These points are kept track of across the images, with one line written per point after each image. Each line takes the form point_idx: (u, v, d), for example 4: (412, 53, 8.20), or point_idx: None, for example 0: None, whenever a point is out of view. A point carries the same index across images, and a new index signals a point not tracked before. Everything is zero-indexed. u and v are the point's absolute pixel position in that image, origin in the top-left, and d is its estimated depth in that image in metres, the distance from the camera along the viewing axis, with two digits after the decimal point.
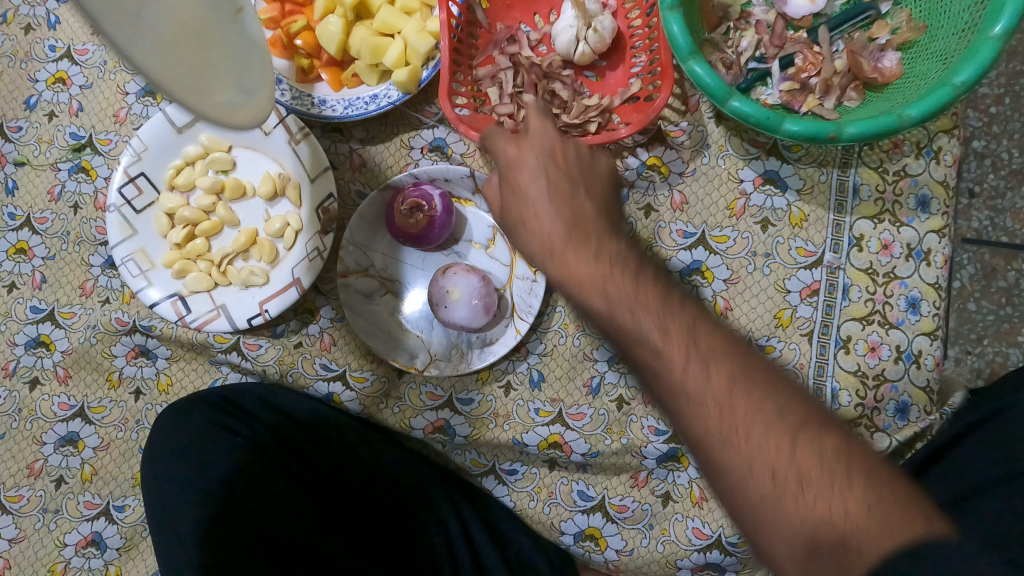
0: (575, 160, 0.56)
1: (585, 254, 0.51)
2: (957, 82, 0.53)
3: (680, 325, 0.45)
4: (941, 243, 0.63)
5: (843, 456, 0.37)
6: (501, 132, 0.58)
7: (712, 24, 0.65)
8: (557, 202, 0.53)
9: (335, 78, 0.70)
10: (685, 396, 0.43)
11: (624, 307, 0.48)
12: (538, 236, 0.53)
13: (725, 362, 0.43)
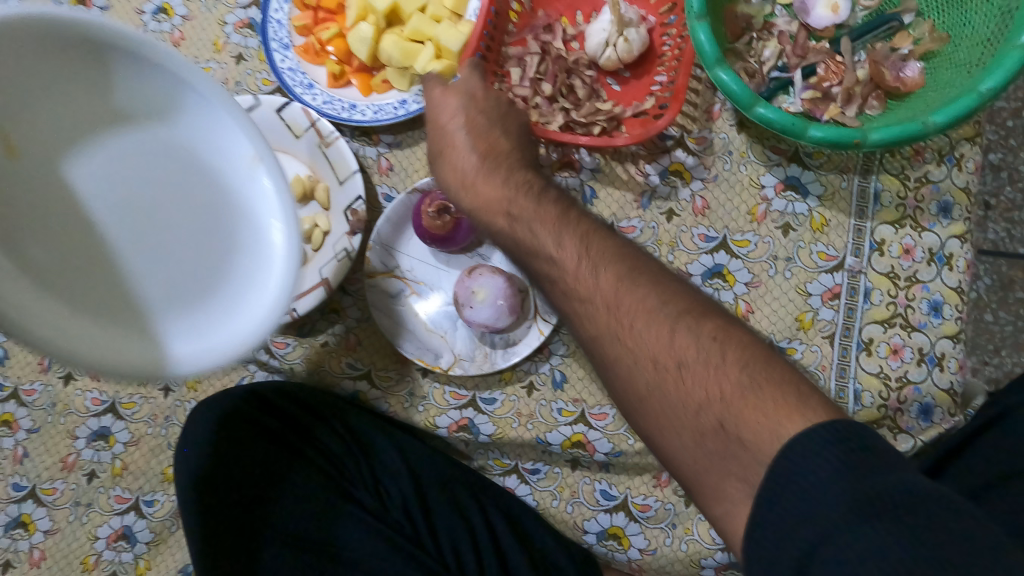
0: (493, 104, 0.61)
1: (496, 181, 0.57)
2: (983, 90, 0.53)
3: (586, 245, 0.51)
4: (963, 248, 0.64)
5: (715, 333, 0.43)
6: (433, 77, 0.62)
7: (736, 34, 0.66)
8: (474, 138, 0.59)
9: (365, 83, 0.73)
10: (583, 301, 0.49)
11: (525, 223, 0.54)
12: (454, 170, 0.59)
13: (613, 267, 0.49)
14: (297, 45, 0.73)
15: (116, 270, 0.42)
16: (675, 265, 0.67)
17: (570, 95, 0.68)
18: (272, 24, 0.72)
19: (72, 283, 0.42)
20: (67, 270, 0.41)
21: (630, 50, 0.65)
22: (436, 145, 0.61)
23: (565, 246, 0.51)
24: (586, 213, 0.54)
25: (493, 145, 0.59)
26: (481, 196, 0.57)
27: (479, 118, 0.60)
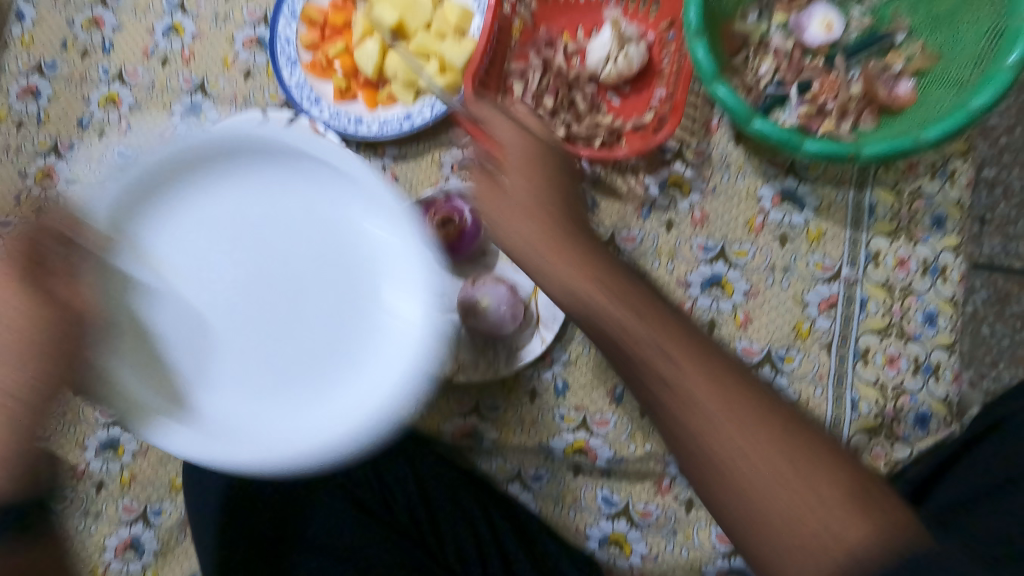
0: (563, 164, 0.56)
1: (579, 261, 0.51)
2: (974, 106, 0.55)
3: (674, 332, 0.48)
4: (957, 260, 0.65)
5: (810, 446, 0.44)
6: (496, 121, 0.57)
7: (733, 50, 0.68)
8: (550, 206, 0.53)
9: (370, 97, 0.74)
10: (689, 406, 0.45)
11: (632, 316, 0.48)
12: (519, 232, 0.52)
13: (715, 368, 0.47)
14: (305, 61, 0.75)
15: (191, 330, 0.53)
16: (675, 276, 0.68)
17: (572, 109, 0.70)
18: (281, 40, 0.75)
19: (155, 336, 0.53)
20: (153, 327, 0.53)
21: (630, 65, 0.68)
22: (485, 186, 0.54)
23: (658, 336, 0.47)
24: (638, 284, 0.52)
25: (565, 207, 0.54)
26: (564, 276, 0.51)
27: (539, 164, 0.55)
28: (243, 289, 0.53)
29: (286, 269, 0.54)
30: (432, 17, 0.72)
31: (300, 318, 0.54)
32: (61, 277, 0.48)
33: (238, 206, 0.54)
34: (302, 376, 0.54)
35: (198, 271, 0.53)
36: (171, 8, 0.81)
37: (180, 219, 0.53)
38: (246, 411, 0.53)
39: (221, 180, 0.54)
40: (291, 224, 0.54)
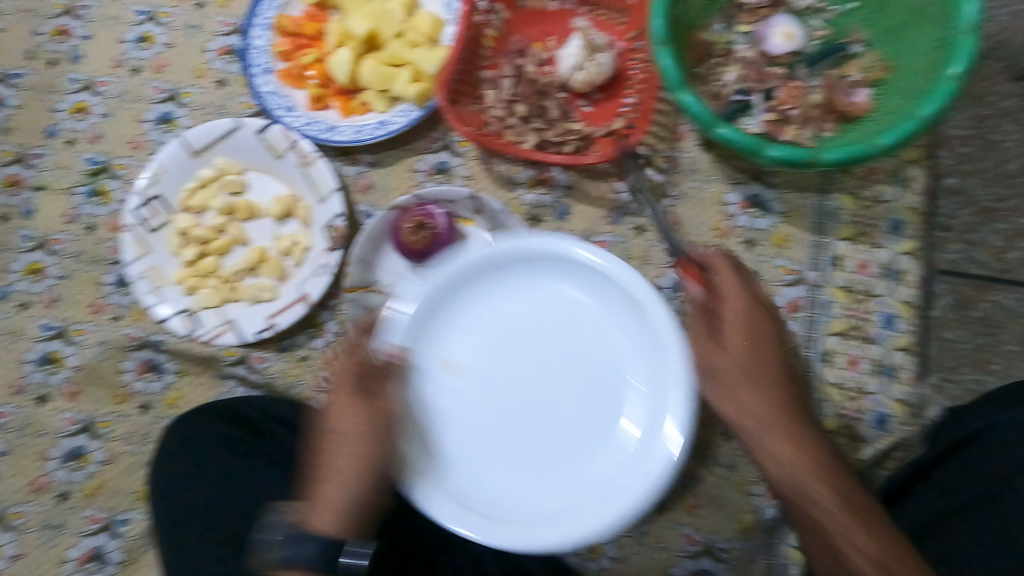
0: (771, 322, 0.60)
1: (769, 403, 0.58)
2: (924, 114, 0.58)
3: (808, 449, 0.56)
4: (915, 264, 0.67)
5: (893, 550, 0.50)
6: (722, 270, 0.61)
7: (699, 59, 0.70)
8: (755, 360, 0.58)
9: (344, 105, 0.75)
10: (808, 500, 0.54)
11: (766, 431, 0.57)
12: (729, 384, 0.59)
13: (840, 483, 0.54)
14: (279, 69, 0.76)
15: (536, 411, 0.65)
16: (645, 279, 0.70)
17: (543, 116, 0.71)
18: (254, 50, 0.75)
19: (511, 415, 0.65)
20: (520, 416, 0.65)
21: (598, 73, 0.69)
22: (697, 334, 0.61)
23: (794, 464, 0.55)
24: (797, 395, 0.59)
25: (761, 348, 0.59)
26: (743, 405, 0.58)
27: (757, 324, 0.59)
28: (518, 381, 0.66)
29: (564, 349, 0.66)
30: (404, 27, 0.73)
31: (562, 400, 0.65)
32: (376, 383, 0.64)
33: (501, 292, 0.67)
34: (585, 450, 0.64)
35: (488, 370, 0.66)
36: (142, 18, 0.81)
37: (492, 330, 0.67)
38: (520, 483, 0.64)
39: (495, 289, 0.67)
40: (563, 318, 0.66)
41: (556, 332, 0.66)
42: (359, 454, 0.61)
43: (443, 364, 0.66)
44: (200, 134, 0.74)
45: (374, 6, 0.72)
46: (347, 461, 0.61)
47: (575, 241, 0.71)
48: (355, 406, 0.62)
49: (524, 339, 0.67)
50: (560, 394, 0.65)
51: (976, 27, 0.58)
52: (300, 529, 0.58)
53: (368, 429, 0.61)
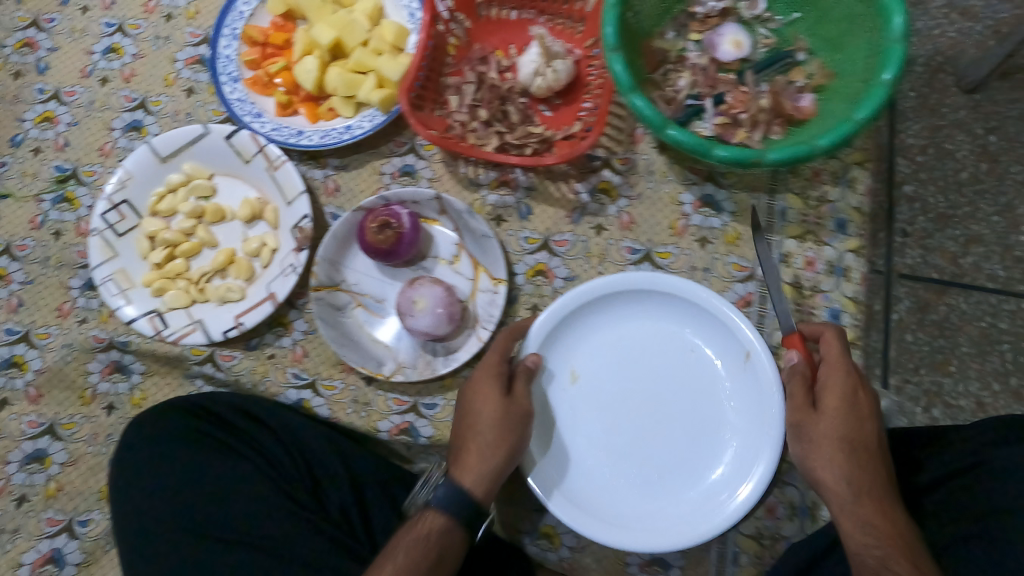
0: (869, 400, 0.58)
1: (861, 478, 0.57)
2: (859, 117, 0.62)
3: (897, 525, 0.55)
4: (859, 262, 0.70)
5: None
6: (832, 342, 0.60)
7: (654, 65, 0.75)
8: (850, 433, 0.57)
9: (311, 111, 0.77)
10: (887, 570, 0.53)
11: (854, 504, 0.56)
12: (818, 450, 0.58)
13: (918, 568, 0.53)
14: (246, 77, 0.78)
15: (627, 422, 0.66)
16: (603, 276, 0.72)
17: (504, 121, 0.73)
18: (222, 59, 0.78)
19: (611, 424, 0.67)
20: (616, 424, 0.66)
21: (554, 79, 0.72)
22: (794, 400, 0.60)
23: (884, 540, 0.54)
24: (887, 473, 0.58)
25: (859, 416, 0.58)
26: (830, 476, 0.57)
27: (858, 398, 0.58)
28: (646, 403, 0.66)
29: (666, 381, 0.67)
30: (369, 36, 0.76)
31: (667, 424, 0.66)
32: (523, 382, 0.64)
33: (627, 325, 0.68)
34: (672, 472, 0.65)
35: (615, 393, 0.67)
36: (110, 30, 0.83)
37: (595, 344, 0.68)
38: (632, 495, 0.65)
39: (627, 317, 0.68)
40: (677, 356, 0.67)
41: (654, 352, 0.68)
42: (511, 442, 0.61)
43: (562, 370, 0.68)
44: (166, 141, 0.75)
45: (340, 16, 0.75)
46: (475, 443, 0.61)
47: (538, 240, 0.73)
48: (498, 396, 0.62)
49: (629, 357, 0.68)
50: (657, 407, 0.66)
51: (905, 36, 0.63)
52: (443, 489, 0.60)
53: (506, 417, 0.62)
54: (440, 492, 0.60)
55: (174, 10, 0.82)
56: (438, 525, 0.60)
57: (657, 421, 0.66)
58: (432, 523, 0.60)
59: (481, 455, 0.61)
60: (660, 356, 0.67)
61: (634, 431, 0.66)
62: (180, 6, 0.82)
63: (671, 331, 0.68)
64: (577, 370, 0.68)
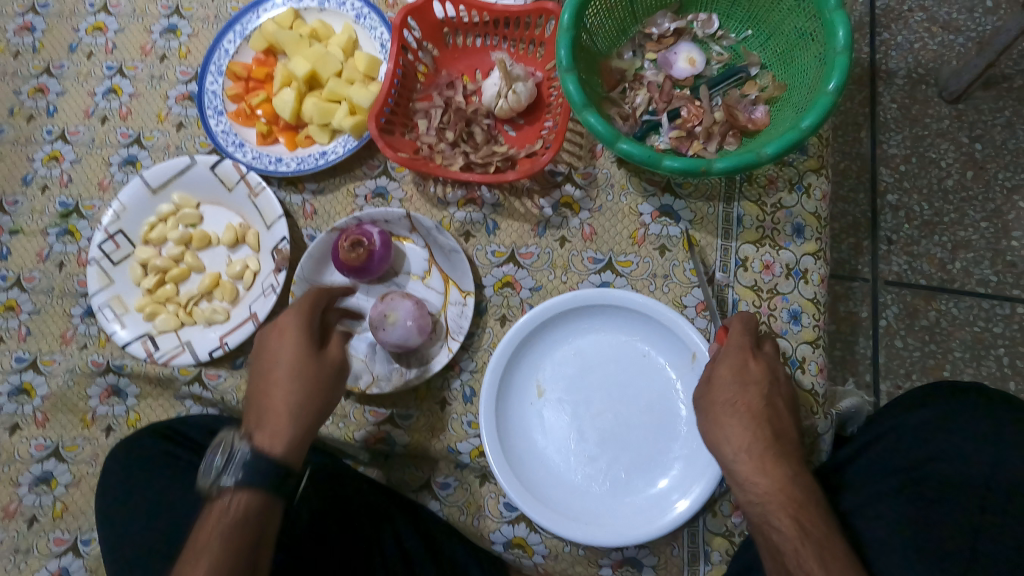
0: (764, 369, 0.60)
1: (747, 439, 0.57)
2: (804, 126, 0.64)
3: (784, 484, 0.55)
4: (816, 265, 0.71)
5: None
6: (735, 324, 0.63)
7: (611, 85, 0.79)
8: (739, 398, 0.59)
9: (290, 139, 0.81)
10: (766, 523, 0.55)
11: (742, 466, 0.57)
12: (712, 418, 0.59)
13: (801, 521, 0.54)
14: (230, 110, 0.83)
15: (593, 426, 0.68)
16: (567, 285, 0.75)
17: (470, 141, 0.77)
18: (208, 94, 0.82)
19: (576, 429, 0.69)
20: (581, 428, 0.69)
21: (516, 100, 0.75)
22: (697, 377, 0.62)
23: (765, 497, 0.55)
24: (787, 433, 0.59)
25: (749, 383, 0.59)
26: (719, 441, 0.59)
27: (748, 367, 0.60)
28: (605, 406, 0.69)
29: (623, 386, 0.69)
30: (342, 67, 0.80)
31: (630, 424, 0.68)
32: (275, 333, 0.65)
33: (599, 336, 0.71)
34: (638, 469, 0.67)
35: (581, 399, 0.69)
36: (111, 72, 0.87)
37: (553, 356, 0.71)
38: (604, 494, 0.67)
39: (593, 330, 0.71)
40: (634, 362, 0.70)
41: (607, 360, 0.70)
42: (319, 402, 0.64)
43: (523, 380, 0.71)
44: (156, 173, 0.79)
45: (315, 49, 0.80)
46: (279, 403, 0.62)
47: (504, 253, 0.77)
48: (307, 359, 0.64)
49: (585, 366, 0.70)
50: (618, 410, 0.68)
51: (848, 48, 0.65)
52: (248, 454, 0.59)
53: (312, 377, 0.63)
54: (244, 467, 0.58)
55: (168, 51, 0.87)
56: (249, 503, 0.58)
57: (619, 422, 0.68)
58: (243, 506, 0.57)
59: (287, 414, 0.62)
60: (613, 362, 0.70)
61: (600, 432, 0.68)
62: (173, 47, 0.87)
63: (622, 338, 0.71)
64: (543, 383, 0.70)
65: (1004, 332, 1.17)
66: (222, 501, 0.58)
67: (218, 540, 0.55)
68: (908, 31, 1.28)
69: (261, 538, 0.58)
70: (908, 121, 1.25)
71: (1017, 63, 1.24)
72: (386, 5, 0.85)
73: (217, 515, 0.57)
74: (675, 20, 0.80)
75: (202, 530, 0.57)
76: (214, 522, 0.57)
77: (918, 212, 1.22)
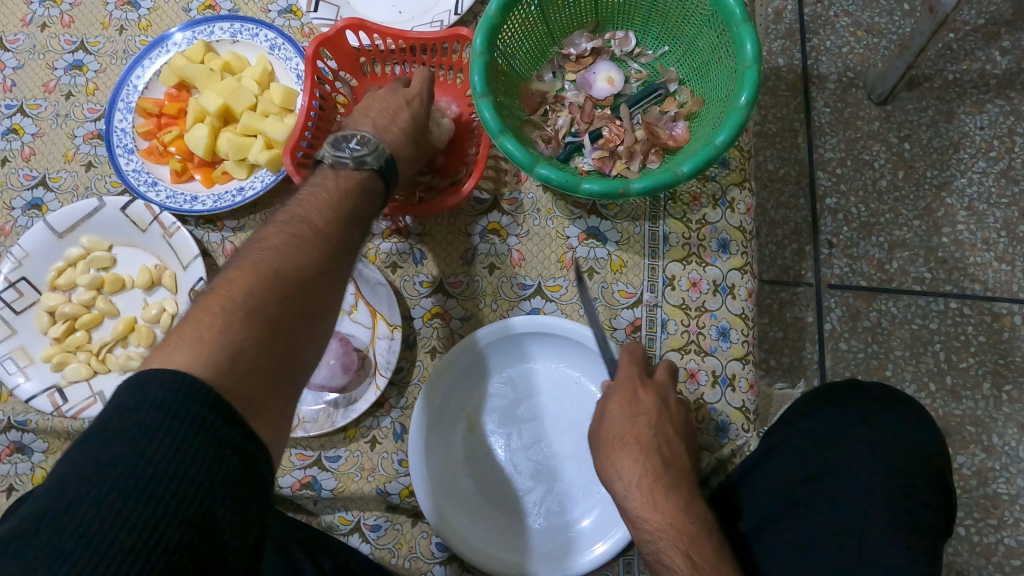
0: (654, 399, 0.63)
1: (637, 470, 0.59)
2: (718, 143, 0.64)
3: (674, 517, 0.57)
4: (743, 279, 0.71)
5: None
6: (625, 358, 0.65)
7: (532, 108, 0.78)
8: (629, 430, 0.61)
9: (206, 176, 0.79)
10: (659, 560, 0.57)
11: (634, 498, 0.59)
12: (605, 451, 0.61)
13: (690, 548, 0.56)
14: (142, 148, 0.79)
15: (524, 456, 0.67)
16: (499, 313, 0.73)
17: None
18: (117, 132, 0.79)
19: (507, 462, 0.68)
20: (511, 460, 0.67)
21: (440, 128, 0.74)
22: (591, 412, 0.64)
23: (656, 534, 0.57)
24: (679, 463, 0.61)
25: (639, 414, 0.62)
26: (612, 474, 0.60)
27: (637, 396, 0.62)
28: (536, 434, 0.68)
29: (553, 413, 0.69)
30: (256, 100, 0.78)
31: (561, 452, 0.67)
32: (396, 86, 0.73)
33: (528, 365, 0.70)
34: (571, 498, 0.66)
35: (511, 430, 0.68)
36: (10, 111, 0.83)
37: (480, 386, 0.70)
38: (538, 528, 0.65)
39: (520, 359, 0.70)
40: (563, 385, 0.69)
41: (537, 388, 0.70)
42: (425, 146, 0.72)
43: (451, 413, 0.69)
44: (62, 216, 0.75)
45: (227, 83, 0.77)
46: (381, 124, 0.67)
47: (432, 284, 0.75)
48: (420, 115, 0.70)
49: (515, 395, 0.69)
50: (548, 439, 0.68)
51: (757, 61, 0.65)
52: (374, 146, 0.62)
53: (424, 121, 0.71)
54: (372, 151, 0.62)
55: (74, 88, 0.83)
56: (366, 183, 0.61)
57: (549, 451, 0.67)
58: (368, 179, 0.61)
59: (407, 139, 0.68)
60: (542, 390, 0.70)
61: (529, 463, 0.67)
62: (79, 84, 0.84)
63: (551, 365, 0.70)
64: (473, 417, 0.69)
65: (940, 327, 1.18)
66: (351, 170, 0.61)
67: (329, 213, 0.56)
68: (835, 37, 1.31)
69: (369, 215, 0.60)
70: (841, 125, 1.28)
71: (935, 64, 1.27)
72: (303, 34, 0.83)
73: (343, 179, 0.60)
74: (591, 40, 0.79)
75: (337, 175, 0.60)
76: (345, 179, 0.60)
77: (856, 214, 1.24)
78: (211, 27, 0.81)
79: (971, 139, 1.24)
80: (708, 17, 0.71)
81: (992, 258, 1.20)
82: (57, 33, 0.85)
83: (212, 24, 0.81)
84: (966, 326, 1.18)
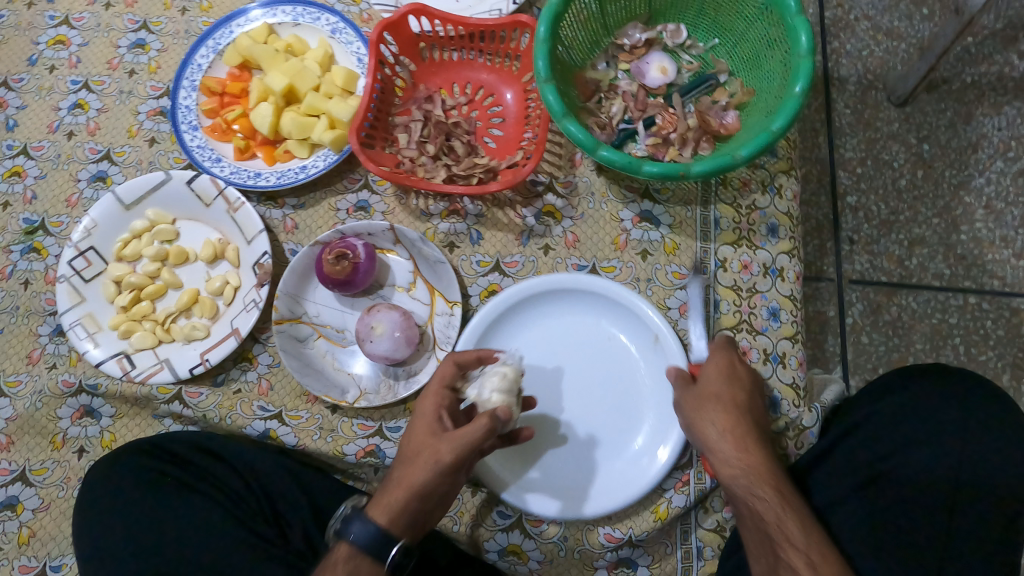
0: (747, 370, 0.64)
1: (731, 419, 0.61)
2: (775, 128, 0.66)
3: (765, 461, 0.60)
4: (791, 262, 0.74)
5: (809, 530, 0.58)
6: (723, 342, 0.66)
7: (587, 94, 0.80)
8: (728, 387, 0.63)
9: (269, 154, 0.81)
10: (752, 495, 0.59)
11: (731, 447, 0.60)
12: (700, 405, 0.62)
13: (776, 488, 0.59)
14: (205, 125, 0.82)
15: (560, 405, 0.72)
16: None
17: (451, 154, 0.78)
18: (182, 109, 0.81)
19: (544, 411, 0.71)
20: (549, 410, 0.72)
21: (512, 417, 0.62)
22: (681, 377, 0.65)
23: (748, 470, 0.59)
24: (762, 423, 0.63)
25: (734, 376, 0.63)
26: (705, 424, 0.61)
27: (735, 367, 0.64)
28: (569, 384, 0.72)
29: (585, 364, 0.73)
30: (319, 81, 0.80)
31: (591, 401, 0.71)
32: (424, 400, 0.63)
33: (570, 324, 0.74)
34: (603, 444, 0.70)
35: (548, 385, 0.72)
36: (76, 86, 0.85)
37: (518, 339, 0.73)
38: (572, 469, 0.70)
39: (557, 314, 0.74)
40: (601, 345, 0.73)
41: (571, 342, 0.73)
42: (424, 463, 0.57)
43: None
44: (130, 188, 0.77)
45: (292, 64, 0.79)
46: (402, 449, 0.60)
47: (489, 263, 0.77)
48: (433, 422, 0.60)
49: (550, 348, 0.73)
50: (582, 390, 0.72)
51: (811, 52, 0.68)
52: (376, 506, 0.58)
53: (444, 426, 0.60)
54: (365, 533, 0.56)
55: (137, 65, 0.86)
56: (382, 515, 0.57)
57: (582, 401, 0.72)
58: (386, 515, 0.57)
59: (422, 473, 0.57)
60: (576, 343, 0.73)
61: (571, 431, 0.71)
62: (142, 61, 0.86)
63: (585, 321, 0.74)
64: None
65: (959, 322, 1.21)
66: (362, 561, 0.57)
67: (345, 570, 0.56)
68: (855, 39, 1.34)
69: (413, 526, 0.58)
70: (862, 125, 1.31)
71: (954, 67, 1.30)
72: (362, 20, 0.86)
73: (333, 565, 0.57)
74: (645, 31, 0.82)
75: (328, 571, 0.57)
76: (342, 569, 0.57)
77: (876, 212, 1.27)
78: (275, 9, 0.84)
79: (989, 140, 1.28)
80: (761, 10, 0.73)
81: (1010, 255, 1.23)
82: (120, 12, 0.87)
83: (277, 7, 0.84)
84: (984, 320, 1.21)
